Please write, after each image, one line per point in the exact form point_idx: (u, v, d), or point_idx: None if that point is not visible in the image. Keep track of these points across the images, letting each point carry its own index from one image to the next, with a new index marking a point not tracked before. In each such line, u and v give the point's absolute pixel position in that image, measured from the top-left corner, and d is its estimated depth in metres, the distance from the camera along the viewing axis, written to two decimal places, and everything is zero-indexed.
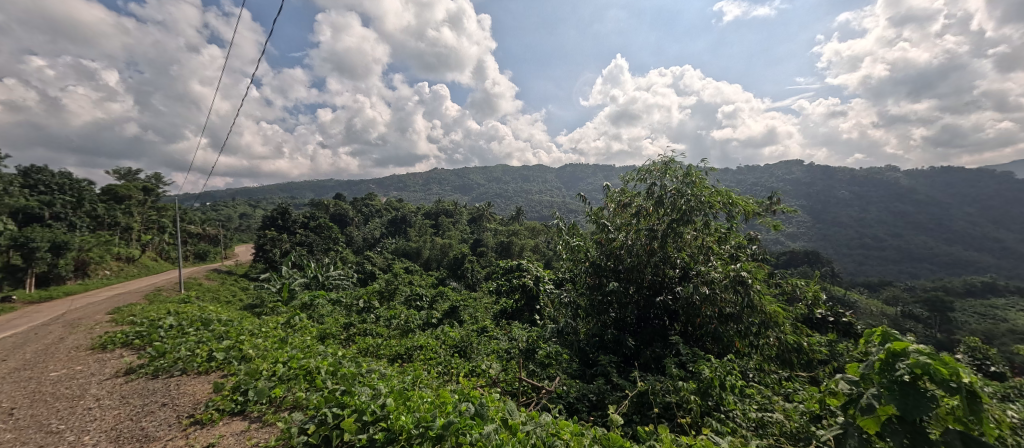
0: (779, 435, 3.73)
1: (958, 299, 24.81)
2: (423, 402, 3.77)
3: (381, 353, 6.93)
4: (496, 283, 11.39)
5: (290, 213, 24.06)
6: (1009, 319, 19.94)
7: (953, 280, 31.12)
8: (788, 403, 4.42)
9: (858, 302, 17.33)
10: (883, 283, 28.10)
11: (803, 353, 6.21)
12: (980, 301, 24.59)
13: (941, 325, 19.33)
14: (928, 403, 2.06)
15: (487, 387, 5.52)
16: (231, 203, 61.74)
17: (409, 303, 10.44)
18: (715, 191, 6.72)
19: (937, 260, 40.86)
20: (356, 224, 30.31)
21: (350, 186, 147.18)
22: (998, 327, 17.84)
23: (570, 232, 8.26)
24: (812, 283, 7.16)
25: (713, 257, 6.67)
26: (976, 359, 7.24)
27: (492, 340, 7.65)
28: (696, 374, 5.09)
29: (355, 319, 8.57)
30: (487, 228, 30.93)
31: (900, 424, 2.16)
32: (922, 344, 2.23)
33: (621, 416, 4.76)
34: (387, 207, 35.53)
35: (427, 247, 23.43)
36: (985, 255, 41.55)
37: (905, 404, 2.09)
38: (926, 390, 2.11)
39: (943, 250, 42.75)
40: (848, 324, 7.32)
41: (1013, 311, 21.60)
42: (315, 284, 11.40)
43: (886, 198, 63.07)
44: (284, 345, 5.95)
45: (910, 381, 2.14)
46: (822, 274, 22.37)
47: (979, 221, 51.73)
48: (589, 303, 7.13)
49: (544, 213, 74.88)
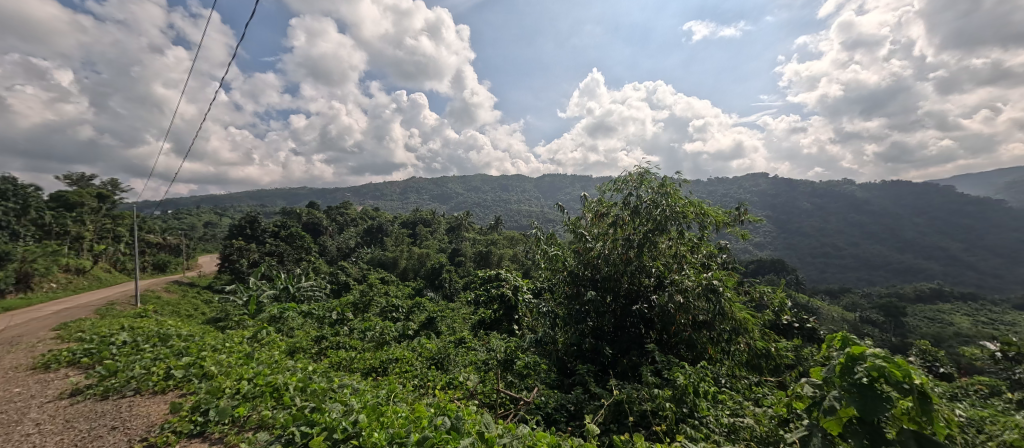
0: (750, 440, 3.83)
1: (910, 305, 26.47)
2: (398, 417, 3.68)
3: (354, 367, 6.72)
4: (473, 293, 11.27)
5: (259, 222, 23.32)
6: (955, 323, 21.40)
7: (905, 286, 33.27)
8: (759, 408, 4.54)
9: (820, 309, 18.26)
10: (842, 290, 29.68)
11: (772, 359, 6.44)
12: (928, 306, 26.36)
13: (895, 329, 20.59)
14: (883, 404, 2.17)
15: (463, 399, 5.43)
16: (196, 211, 59.00)
17: (385, 315, 10.18)
18: (688, 201, 7.02)
19: (890, 268, 43.47)
20: (330, 233, 29.50)
21: (322, 194, 143.47)
22: (946, 331, 19.12)
23: (548, 241, 8.34)
24: (778, 291, 7.46)
25: (686, 265, 6.87)
26: (926, 361, 7.74)
27: (469, 351, 7.54)
28: (671, 381, 5.20)
29: (327, 331, 8.28)
30: (466, 238, 30.78)
31: (860, 425, 2.26)
32: (876, 348, 2.37)
33: (598, 425, 4.75)
34: (363, 216, 34.82)
35: (404, 256, 23.07)
36: (931, 263, 44.61)
37: (865, 406, 2.19)
38: (881, 392, 2.23)
39: (895, 259, 45.53)
40: (811, 329, 7.66)
41: (958, 315, 23.19)
42: (285, 296, 10.97)
43: (842, 210, 66.89)
44: (250, 360, 5.67)
45: (868, 383, 2.25)
46: (787, 281, 23.44)
47: (924, 232, 55.58)
48: (567, 312, 7.15)
49: (522, 222, 75.14)
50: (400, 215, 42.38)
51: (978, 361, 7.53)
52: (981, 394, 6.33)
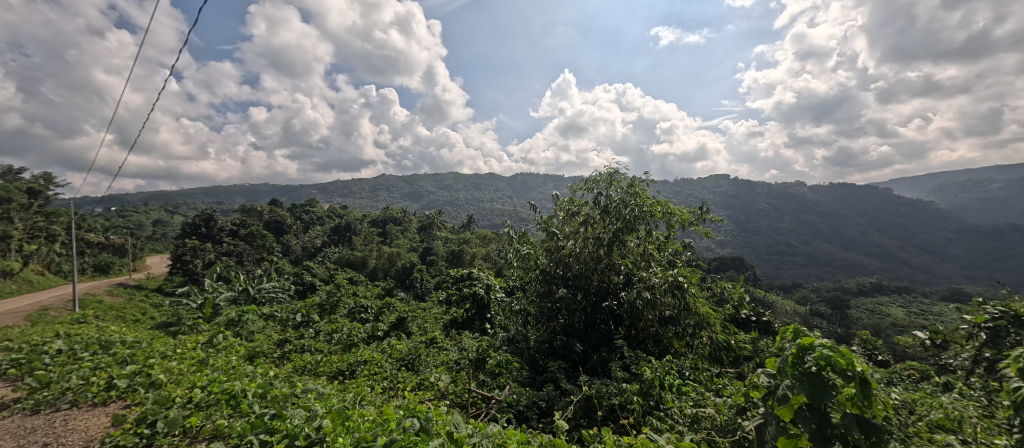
0: (711, 428, 4.00)
1: (853, 298, 28.70)
2: (364, 420, 3.59)
3: (320, 371, 6.47)
4: (445, 292, 11.15)
5: (215, 220, 22.02)
6: (891, 314, 23.42)
7: (848, 281, 35.99)
8: (719, 398, 4.77)
9: (776, 303, 19.49)
10: (794, 285, 31.74)
11: (731, 351, 6.77)
12: (869, 299, 28.67)
13: (840, 321, 22.30)
14: (829, 391, 2.36)
15: (434, 400, 5.35)
16: (144, 207, 55.05)
17: (353, 316, 9.88)
18: (655, 201, 7.27)
19: (836, 264, 46.98)
20: (294, 231, 28.35)
21: (283, 191, 137.31)
22: (883, 322, 20.89)
23: (521, 240, 8.37)
24: (738, 286, 7.85)
25: (653, 263, 7.08)
26: (867, 349, 8.41)
27: (441, 351, 7.44)
28: (638, 375, 5.36)
29: (291, 334, 7.93)
30: (438, 237, 30.47)
31: (809, 411, 2.42)
32: (824, 339, 2.56)
33: (568, 421, 4.82)
34: (329, 214, 33.63)
35: (373, 256, 22.51)
36: (870, 260, 48.46)
37: (813, 393, 2.37)
38: (828, 380, 2.41)
39: (841, 256, 49.14)
40: (767, 322, 8.11)
41: (894, 307, 25.39)
42: (244, 298, 10.43)
43: (792, 210, 71.48)
44: (204, 367, 5.33)
45: (816, 372, 2.44)
46: (746, 277, 24.84)
47: (865, 232, 60.34)
48: (539, 310, 7.22)
49: (494, 221, 75.15)
50: (370, 213, 41.34)
51: (910, 348, 8.27)
52: (913, 379, 6.97)
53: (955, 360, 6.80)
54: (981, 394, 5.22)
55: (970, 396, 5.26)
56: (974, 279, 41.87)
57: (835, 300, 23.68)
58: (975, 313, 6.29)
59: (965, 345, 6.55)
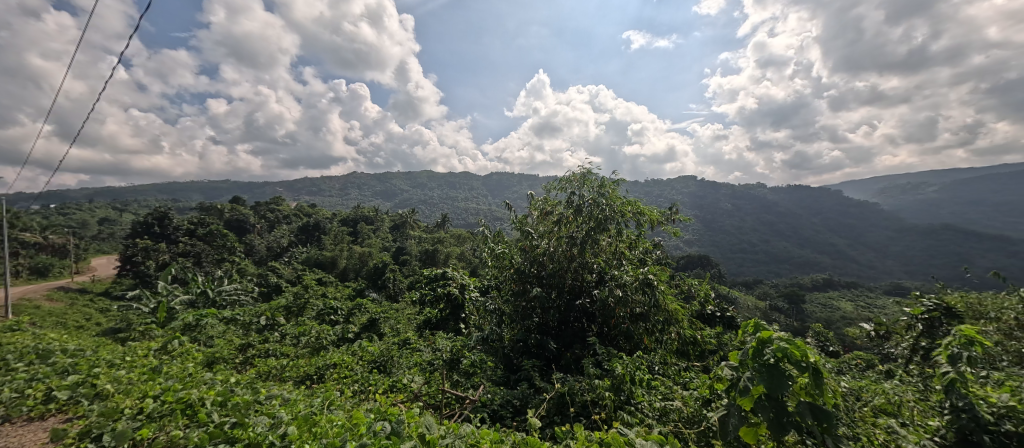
0: (678, 420, 4.14)
1: (808, 293, 30.57)
2: (333, 426, 3.47)
3: (286, 376, 6.21)
4: (418, 292, 10.96)
5: (170, 219, 20.71)
6: (840, 308, 25.15)
7: (802, 277, 38.29)
8: (686, 391, 4.93)
9: (738, 298, 20.50)
10: (755, 281, 33.45)
11: (698, 346, 6.99)
12: (822, 294, 30.61)
13: (796, 315, 23.72)
14: (786, 381, 2.49)
15: (406, 402, 5.25)
16: (89, 204, 51.05)
17: (321, 318, 9.55)
18: (625, 201, 7.49)
19: (792, 262, 49.85)
20: (258, 231, 27.11)
21: (242, 188, 130.93)
22: (834, 315, 22.40)
23: (495, 239, 8.37)
24: (704, 283, 8.17)
25: (625, 261, 7.24)
26: (820, 341, 8.97)
27: (414, 353, 7.31)
28: (610, 371, 5.48)
29: (254, 339, 7.58)
30: (411, 236, 29.96)
31: (767, 402, 2.55)
32: (780, 332, 2.70)
33: (542, 418, 4.85)
34: (296, 213, 32.38)
35: (343, 255, 21.89)
36: (822, 258, 51.66)
37: (771, 383, 2.51)
38: (785, 370, 2.55)
39: (796, 254, 52.22)
40: (731, 317, 8.43)
41: (844, 302, 27.26)
42: (203, 301, 9.87)
43: (750, 211, 75.26)
44: (157, 375, 4.98)
45: (774, 363, 2.56)
46: (711, 274, 25.94)
47: (820, 231, 65.11)
48: (513, 309, 7.23)
49: (469, 220, 74.64)
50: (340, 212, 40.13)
51: (857, 339, 8.88)
52: (859, 368, 7.49)
53: (896, 349, 7.36)
54: (919, 379, 5.68)
55: (909, 382, 5.70)
56: (912, 275, 45.43)
57: (792, 295, 25.16)
58: (913, 305, 6.83)
59: (904, 335, 7.10)
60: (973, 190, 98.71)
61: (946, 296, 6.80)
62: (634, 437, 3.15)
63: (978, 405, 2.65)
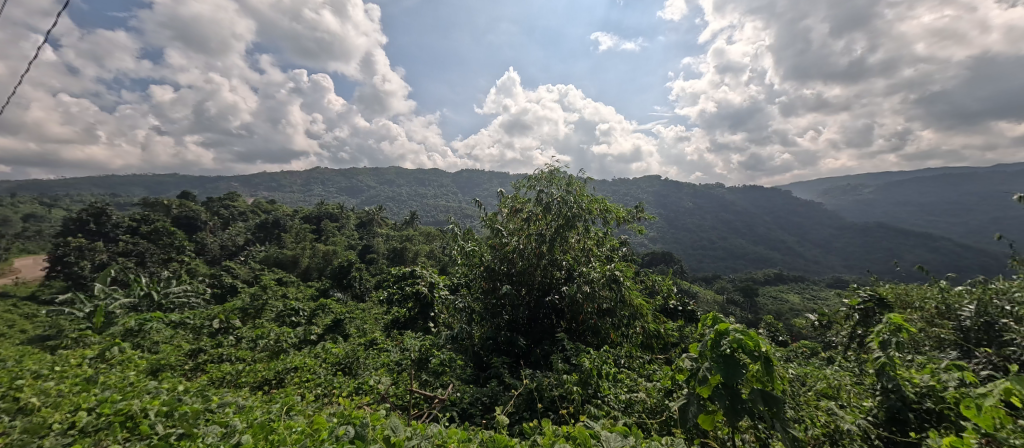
0: (642, 411, 4.28)
1: (763, 287, 32.55)
2: (292, 432, 3.27)
3: (242, 382, 5.84)
4: (385, 291, 10.69)
5: (108, 215, 19.56)
6: (790, 300, 27.01)
7: (755, 272, 40.70)
8: (650, 383, 5.09)
9: (699, 293, 21.58)
10: (714, 276, 35.25)
11: (661, 338, 7.22)
12: (774, 288, 32.69)
13: (750, 307, 25.24)
14: (740, 369, 2.64)
15: (373, 403, 5.07)
16: (13, 199, 46.05)
17: (281, 319, 9.12)
18: (592, 200, 7.65)
19: (746, 258, 52.90)
20: (210, 229, 25.45)
21: (188, 183, 122.31)
22: (784, 307, 24.03)
23: (465, 237, 8.30)
24: (666, 278, 8.47)
25: (593, 258, 7.37)
26: (771, 331, 9.57)
27: (381, 353, 7.10)
28: (578, 366, 5.55)
29: (206, 343, 7.10)
30: (378, 234, 29.18)
31: (724, 391, 2.68)
32: (736, 324, 2.83)
33: (511, 415, 4.83)
34: (254, 209, 30.64)
35: (305, 254, 21.03)
36: (772, 254, 55.04)
37: (726, 372, 2.64)
38: (739, 359, 2.69)
39: (749, 250, 55.47)
40: (692, 311, 8.82)
41: (793, 294, 29.26)
42: (146, 304, 9.13)
43: (706, 210, 79.11)
44: (93, 386, 4.53)
45: (729, 354, 2.70)
46: (674, 270, 27.13)
47: (772, 229, 69.67)
48: (483, 307, 7.17)
49: (438, 217, 73.66)
50: (302, 208, 38.36)
51: (803, 329, 9.54)
52: (805, 355, 8.08)
53: (836, 338, 7.98)
54: (855, 364, 6.18)
55: (847, 367, 6.20)
56: (851, 269, 49.38)
57: (746, 288, 26.73)
58: (851, 297, 7.40)
59: (843, 324, 7.70)
60: (898, 193, 108.72)
61: (878, 287, 7.44)
62: (600, 430, 3.04)
63: (904, 386, 2.92)
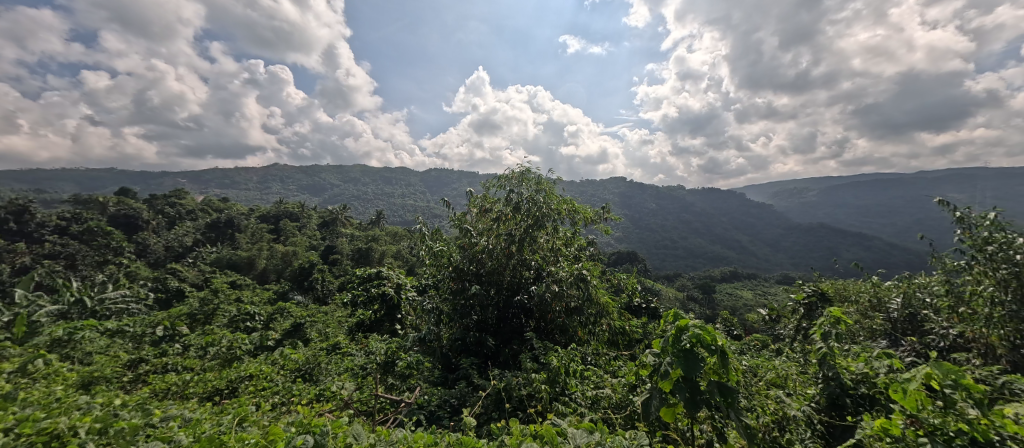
0: (609, 407, 4.35)
1: (720, 284, 34.37)
2: (245, 445, 2.98)
3: (189, 393, 5.39)
4: (349, 292, 10.33)
5: (31, 213, 17.77)
6: (744, 296, 28.72)
7: (712, 270, 42.87)
8: (616, 379, 5.19)
9: (661, 290, 22.54)
10: (674, 274, 36.85)
11: (627, 335, 7.38)
12: (730, 284, 34.61)
13: (708, 303, 26.61)
14: (699, 363, 2.72)
15: (334, 410, 4.78)
16: None
17: (235, 324, 8.57)
18: (561, 200, 7.74)
19: (706, 256, 55.65)
20: (153, 228, 23.61)
21: (124, 179, 112.60)
22: (739, 303, 25.52)
23: (433, 237, 8.15)
24: (631, 277, 8.69)
25: (561, 257, 7.43)
26: (727, 325, 10.11)
27: (344, 358, 6.82)
28: (546, 365, 5.55)
29: (148, 353, 6.52)
30: (342, 233, 28.18)
31: (684, 383, 2.76)
32: (696, 320, 2.92)
33: (479, 416, 4.74)
34: (204, 207, 28.60)
35: (262, 255, 19.94)
36: (726, 253, 58.15)
37: (687, 365, 2.72)
38: (699, 353, 2.77)
39: (704, 250, 58.39)
40: (655, 308, 9.14)
41: (747, 291, 31.10)
42: (77, 311, 8.28)
43: (664, 211, 82.49)
44: (10, 404, 4.00)
45: (689, 348, 2.77)
46: (638, 268, 28.11)
47: (724, 229, 73.70)
48: (451, 308, 7.02)
49: (404, 217, 72.18)
50: (258, 206, 36.31)
51: (755, 323, 10.14)
52: (757, 347, 8.60)
53: (784, 330, 8.54)
54: (800, 354, 6.64)
55: (793, 357, 6.64)
56: (796, 268, 53.05)
57: (705, 285, 28.12)
58: (797, 292, 7.91)
59: (790, 317, 8.24)
60: (833, 196, 118.21)
61: (820, 283, 8.01)
62: (566, 426, 2.95)
63: (843, 373, 3.12)
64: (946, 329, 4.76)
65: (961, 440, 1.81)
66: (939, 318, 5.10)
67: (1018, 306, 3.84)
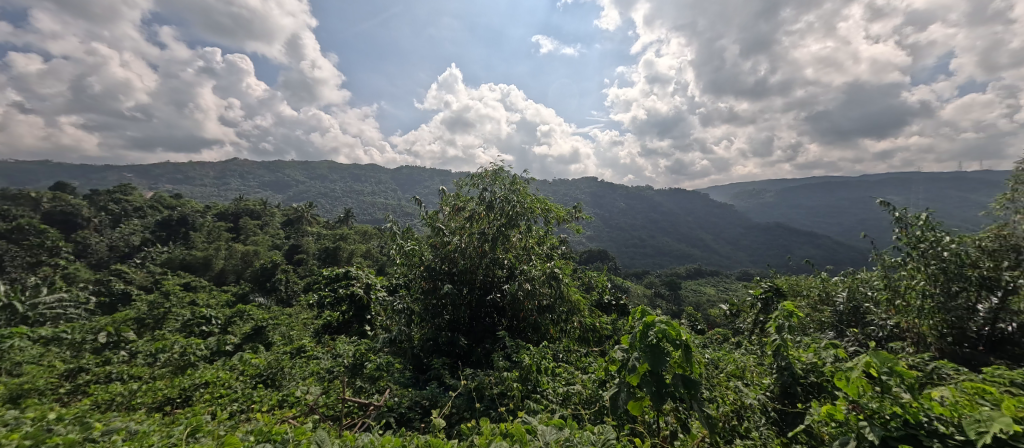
0: (579, 403, 4.46)
1: (685, 282, 35.63)
2: None
3: (136, 402, 4.94)
4: (315, 293, 10.03)
5: None
6: (708, 292, 29.96)
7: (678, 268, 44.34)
8: (586, 375, 5.31)
9: (630, 288, 23.18)
10: (643, 272, 37.89)
11: (597, 332, 7.54)
12: (695, 281, 35.94)
13: (675, 299, 27.58)
14: (664, 357, 2.86)
15: (299, 416, 4.58)
16: None
17: (189, 329, 8.14)
18: (535, 199, 7.80)
19: (670, 255, 57.55)
20: (96, 226, 22.03)
21: (62, 172, 104.21)
22: (704, 299, 26.63)
23: (404, 236, 8.05)
24: (601, 275, 8.89)
25: (533, 256, 7.51)
26: (691, 320, 10.53)
27: (310, 361, 6.61)
28: (518, 363, 5.59)
29: (89, 361, 6.05)
30: (308, 232, 27.29)
31: (650, 378, 2.88)
32: (662, 316, 3.05)
33: (451, 415, 4.71)
34: (154, 204, 26.89)
35: (220, 256, 19.01)
36: (691, 251, 60.26)
37: (653, 360, 2.85)
38: (664, 348, 2.90)
39: (670, 248, 60.31)
40: (624, 305, 9.40)
41: (711, 287, 32.42)
42: (6, 318, 7.60)
43: (631, 210, 84.63)
44: None
45: (655, 343, 2.90)
46: (609, 267, 28.75)
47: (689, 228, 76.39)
48: (423, 307, 6.95)
49: (374, 215, 70.52)
50: (215, 203, 34.52)
51: (717, 317, 10.62)
52: (718, 341, 9.02)
53: (743, 324, 9.00)
54: (757, 347, 7.02)
55: (751, 349, 7.02)
56: (755, 264, 55.69)
57: (672, 283, 29.10)
58: (755, 288, 8.34)
59: (748, 312, 8.69)
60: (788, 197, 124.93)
61: (776, 279, 8.49)
62: (536, 424, 2.99)
63: (793, 363, 3.35)
64: (884, 321, 5.18)
65: (894, 421, 1.99)
66: (879, 310, 5.52)
67: (945, 298, 4.24)
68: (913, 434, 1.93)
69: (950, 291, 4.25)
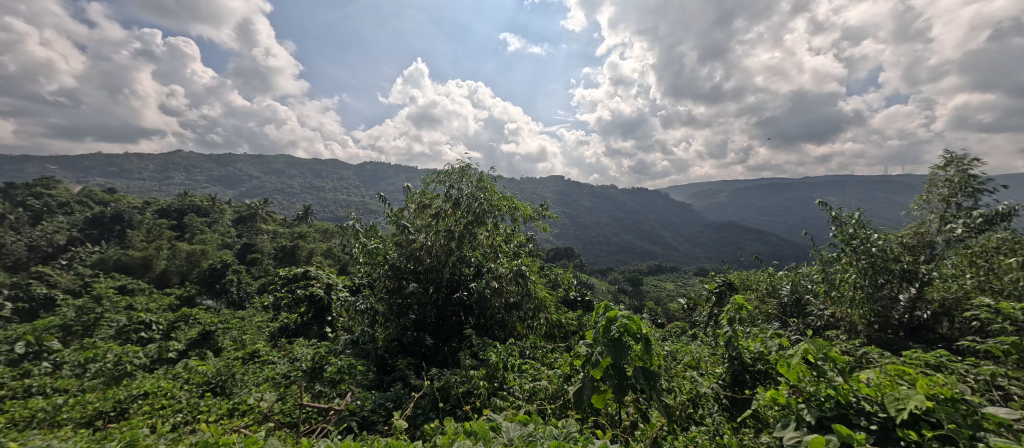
0: (545, 398, 4.55)
1: (647, 277, 36.80)
2: None
3: (61, 419, 4.50)
4: (269, 294, 9.61)
5: None
6: (668, 288, 31.09)
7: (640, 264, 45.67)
8: (551, 371, 5.42)
9: (595, 284, 23.70)
10: (606, 268, 38.81)
11: (563, 328, 7.68)
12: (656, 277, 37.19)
13: (637, 293, 28.45)
14: (625, 350, 2.97)
15: (252, 425, 4.38)
16: None
17: (126, 335, 7.59)
18: (502, 197, 7.82)
19: (633, 252, 59.21)
20: (13, 224, 20.23)
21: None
22: (664, 294, 27.65)
23: (368, 233, 7.86)
24: (567, 272, 9.05)
25: (500, 254, 7.55)
26: (652, 314, 10.93)
27: (264, 367, 6.34)
28: (484, 361, 5.61)
29: (4, 376, 5.49)
30: (263, 230, 26.05)
31: (612, 372, 2.98)
32: (625, 312, 3.16)
33: (417, 415, 4.68)
34: (83, 199, 24.77)
35: (161, 256, 17.84)
36: (652, 248, 62.28)
37: (615, 354, 2.94)
38: (625, 342, 3.02)
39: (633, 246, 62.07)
40: (589, 301, 9.63)
41: (670, 283, 33.68)
42: None
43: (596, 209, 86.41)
44: None
45: (618, 338, 3.01)
46: (574, 263, 29.24)
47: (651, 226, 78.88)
48: (387, 307, 6.82)
49: (335, 213, 68.14)
50: (156, 198, 32.24)
51: (676, 311, 11.07)
52: (677, 333, 9.43)
53: (699, 317, 9.44)
54: (711, 339, 7.39)
55: (706, 341, 7.39)
56: (711, 260, 58.37)
57: (634, 279, 29.97)
58: (710, 282, 8.77)
59: (704, 305, 9.13)
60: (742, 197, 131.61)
61: (729, 274, 8.95)
62: (500, 421, 3.03)
63: (743, 352, 3.58)
64: (823, 312, 5.62)
65: (828, 403, 2.17)
66: (819, 302, 5.97)
67: (873, 289, 4.65)
68: (843, 413, 2.11)
69: (878, 282, 4.67)
